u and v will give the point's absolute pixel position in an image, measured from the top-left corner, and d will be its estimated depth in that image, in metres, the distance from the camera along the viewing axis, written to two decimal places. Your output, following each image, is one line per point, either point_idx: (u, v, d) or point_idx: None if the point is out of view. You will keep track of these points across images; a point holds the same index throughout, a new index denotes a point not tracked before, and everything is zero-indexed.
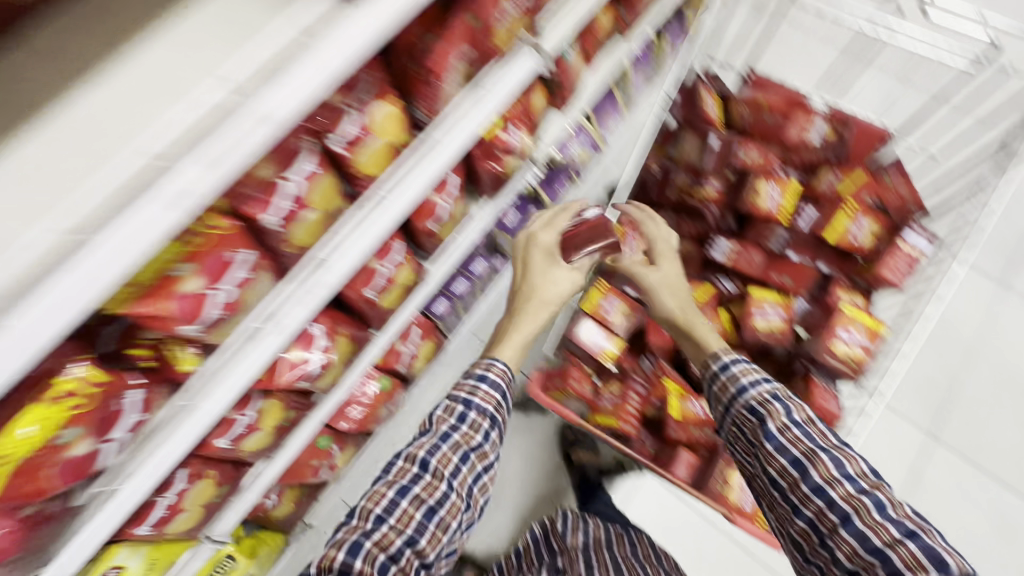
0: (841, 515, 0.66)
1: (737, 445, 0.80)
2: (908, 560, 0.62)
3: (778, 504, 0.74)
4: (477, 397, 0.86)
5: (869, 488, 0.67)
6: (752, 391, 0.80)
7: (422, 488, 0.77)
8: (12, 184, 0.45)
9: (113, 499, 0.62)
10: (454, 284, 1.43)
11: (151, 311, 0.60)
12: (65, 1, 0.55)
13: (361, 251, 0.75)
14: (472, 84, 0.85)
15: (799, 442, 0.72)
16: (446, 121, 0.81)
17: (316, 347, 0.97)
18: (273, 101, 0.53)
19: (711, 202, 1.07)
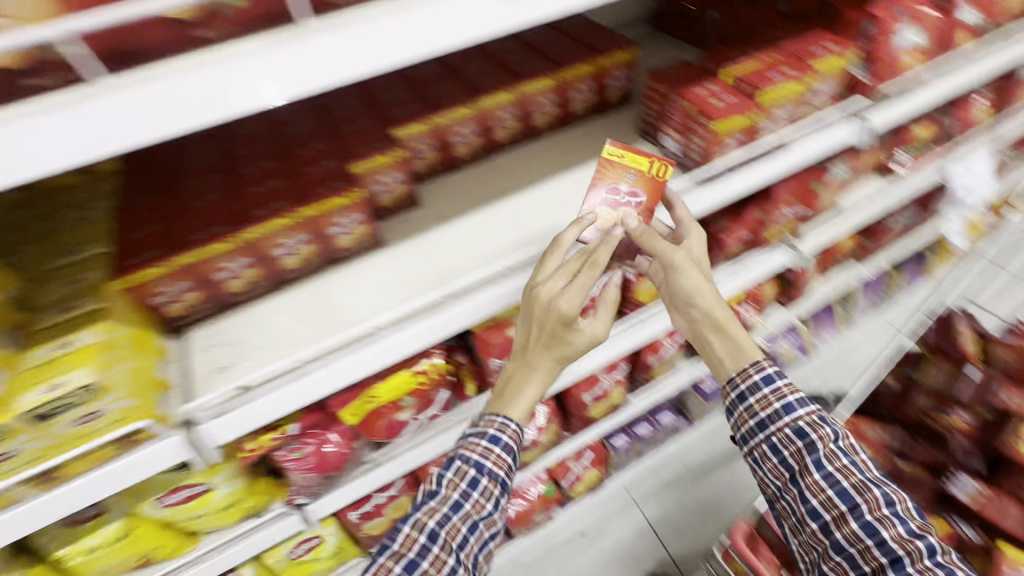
0: (891, 556, 0.62)
1: (770, 466, 0.73)
2: None
3: (812, 534, 0.69)
4: (490, 461, 0.70)
5: (918, 531, 0.62)
6: (800, 412, 0.72)
7: (431, 563, 0.64)
8: (475, 242, 0.78)
9: (376, 469, 0.83)
10: (637, 425, 1.51)
11: (487, 338, 0.84)
12: (518, 150, 0.92)
13: (607, 356, 0.99)
14: (734, 260, 1.06)
15: (849, 472, 0.67)
16: None
17: (533, 424, 1.11)
18: None
19: (958, 431, 1.05)
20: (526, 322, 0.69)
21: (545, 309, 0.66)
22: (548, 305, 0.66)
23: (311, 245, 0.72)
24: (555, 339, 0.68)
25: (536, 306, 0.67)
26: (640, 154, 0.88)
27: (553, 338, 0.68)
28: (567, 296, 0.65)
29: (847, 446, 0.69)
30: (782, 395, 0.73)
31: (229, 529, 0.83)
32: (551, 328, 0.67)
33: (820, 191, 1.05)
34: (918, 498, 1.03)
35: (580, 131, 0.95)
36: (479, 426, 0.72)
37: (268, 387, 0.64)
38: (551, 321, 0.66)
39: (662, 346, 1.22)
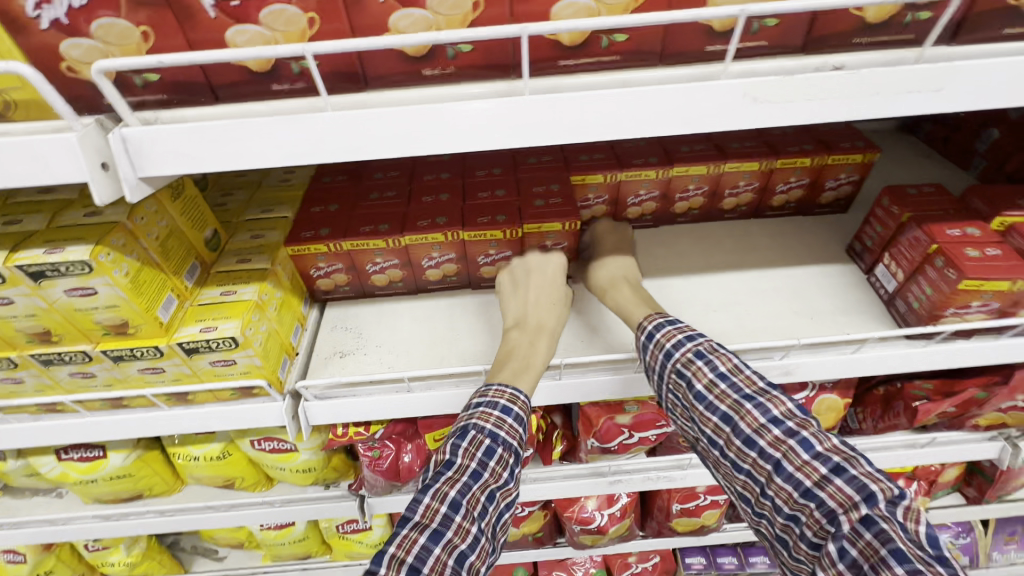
0: (772, 462, 0.48)
1: (668, 408, 0.59)
2: (841, 499, 0.44)
3: (714, 470, 0.55)
4: (503, 430, 0.57)
5: (796, 430, 0.49)
6: (678, 354, 0.57)
7: (457, 531, 0.49)
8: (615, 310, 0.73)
9: None
10: (723, 554, 1.29)
11: (592, 414, 0.78)
12: (691, 226, 0.84)
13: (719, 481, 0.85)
14: (920, 431, 0.84)
15: (725, 394, 0.53)
16: (866, 444, 0.84)
17: (607, 510, 1.01)
18: (801, 365, 0.66)
19: None
20: (508, 288, 0.70)
21: (536, 267, 0.69)
22: (543, 256, 0.70)
23: (455, 265, 0.73)
24: (554, 294, 0.68)
25: (520, 268, 0.70)
26: (837, 277, 0.75)
27: (547, 292, 0.68)
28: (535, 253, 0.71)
29: (728, 367, 0.55)
30: (663, 346, 0.59)
31: (299, 489, 0.88)
32: (549, 281, 0.69)
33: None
34: None
35: (771, 226, 0.83)
36: (485, 397, 0.59)
37: (372, 389, 0.65)
38: (546, 276, 0.69)
39: None
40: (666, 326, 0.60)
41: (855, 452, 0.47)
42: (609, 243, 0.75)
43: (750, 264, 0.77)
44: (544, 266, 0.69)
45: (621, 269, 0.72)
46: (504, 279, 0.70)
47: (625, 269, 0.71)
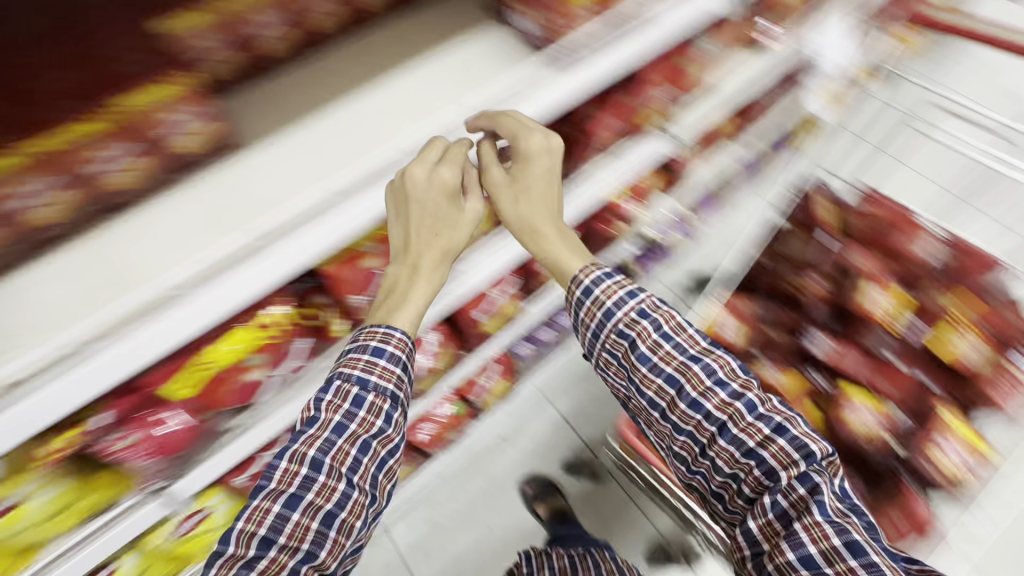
0: (718, 423, 0.64)
1: (608, 367, 0.73)
2: (779, 456, 0.61)
3: (657, 426, 0.70)
4: (373, 375, 0.66)
5: (739, 392, 0.65)
6: (618, 314, 0.70)
7: (316, 493, 0.60)
8: (297, 151, 0.64)
9: (249, 433, 0.76)
10: (539, 331, 1.50)
11: (341, 275, 0.76)
12: (344, 38, 0.74)
13: (490, 271, 0.91)
14: (610, 151, 1.02)
15: (670, 355, 0.67)
16: (578, 180, 0.98)
17: (424, 351, 1.08)
18: (487, 132, 0.67)
19: (814, 295, 1.08)
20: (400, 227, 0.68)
21: (415, 194, 0.64)
22: (427, 171, 0.64)
23: (68, 190, 0.55)
24: (441, 224, 0.71)
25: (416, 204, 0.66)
26: (490, 40, 0.76)
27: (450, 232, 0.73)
28: (443, 167, 0.65)
29: (667, 329, 0.69)
30: (601, 303, 0.71)
31: (66, 540, 0.68)
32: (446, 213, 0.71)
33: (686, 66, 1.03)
34: (772, 359, 1.09)
35: (426, 11, 0.78)
36: (360, 340, 0.68)
37: (47, 378, 0.50)
38: (425, 205, 0.66)
39: None
40: (600, 284, 0.71)
41: (790, 412, 0.65)
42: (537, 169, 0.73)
43: (414, 55, 0.73)
44: (432, 188, 0.64)
45: (545, 208, 0.76)
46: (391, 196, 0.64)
47: (547, 214, 0.76)
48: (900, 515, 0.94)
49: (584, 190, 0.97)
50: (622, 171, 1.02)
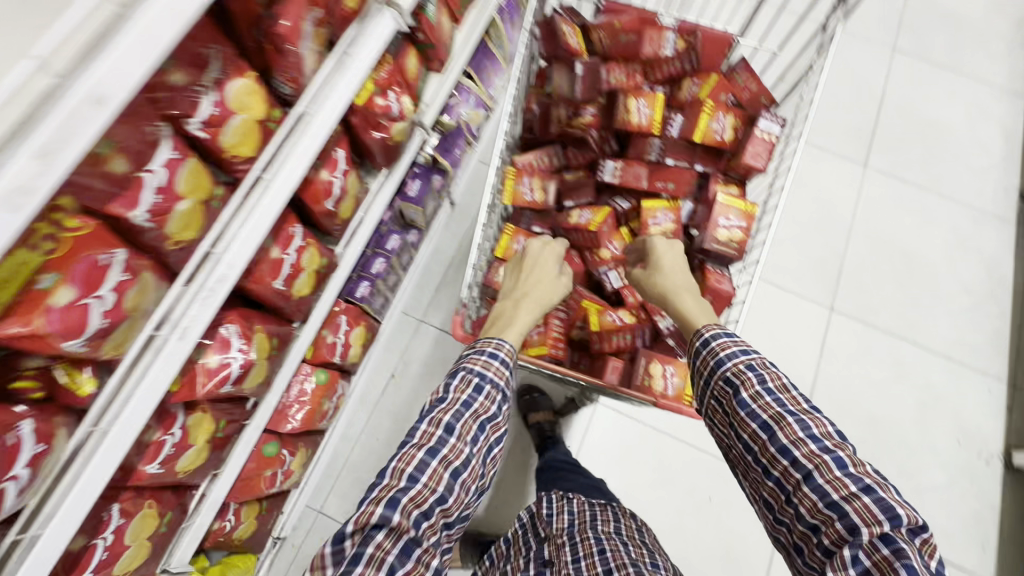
0: (806, 472, 0.72)
1: (715, 409, 0.84)
2: (861, 511, 0.68)
3: (751, 468, 0.79)
4: (489, 372, 0.93)
5: (831, 448, 0.73)
6: (729, 364, 0.82)
7: (449, 449, 0.85)
8: None
9: (34, 546, 0.65)
10: (371, 265, 1.44)
11: (22, 331, 0.58)
12: None
13: (254, 245, 0.78)
14: (336, 50, 0.88)
15: (770, 406, 0.77)
16: (316, 93, 0.85)
17: (233, 349, 0.92)
18: (101, 79, 0.49)
19: (591, 128, 1.09)
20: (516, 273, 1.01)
21: (537, 249, 1.06)
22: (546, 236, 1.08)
23: None
24: (549, 279, 1.02)
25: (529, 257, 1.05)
26: None
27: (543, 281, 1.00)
28: (550, 242, 1.08)
29: (774, 387, 0.79)
30: (715, 354, 0.84)
31: None
32: (546, 271, 1.02)
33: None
34: (578, 201, 1.13)
35: None
36: (477, 346, 0.96)
37: None
38: (546, 258, 1.05)
39: (327, 183, 1.06)
40: (717, 340, 0.85)
41: (879, 475, 0.71)
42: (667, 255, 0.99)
43: None
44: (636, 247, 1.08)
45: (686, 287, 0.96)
46: (533, 257, 1.04)
47: (691, 288, 0.94)
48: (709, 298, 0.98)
49: (331, 103, 0.84)
50: (357, 72, 0.88)
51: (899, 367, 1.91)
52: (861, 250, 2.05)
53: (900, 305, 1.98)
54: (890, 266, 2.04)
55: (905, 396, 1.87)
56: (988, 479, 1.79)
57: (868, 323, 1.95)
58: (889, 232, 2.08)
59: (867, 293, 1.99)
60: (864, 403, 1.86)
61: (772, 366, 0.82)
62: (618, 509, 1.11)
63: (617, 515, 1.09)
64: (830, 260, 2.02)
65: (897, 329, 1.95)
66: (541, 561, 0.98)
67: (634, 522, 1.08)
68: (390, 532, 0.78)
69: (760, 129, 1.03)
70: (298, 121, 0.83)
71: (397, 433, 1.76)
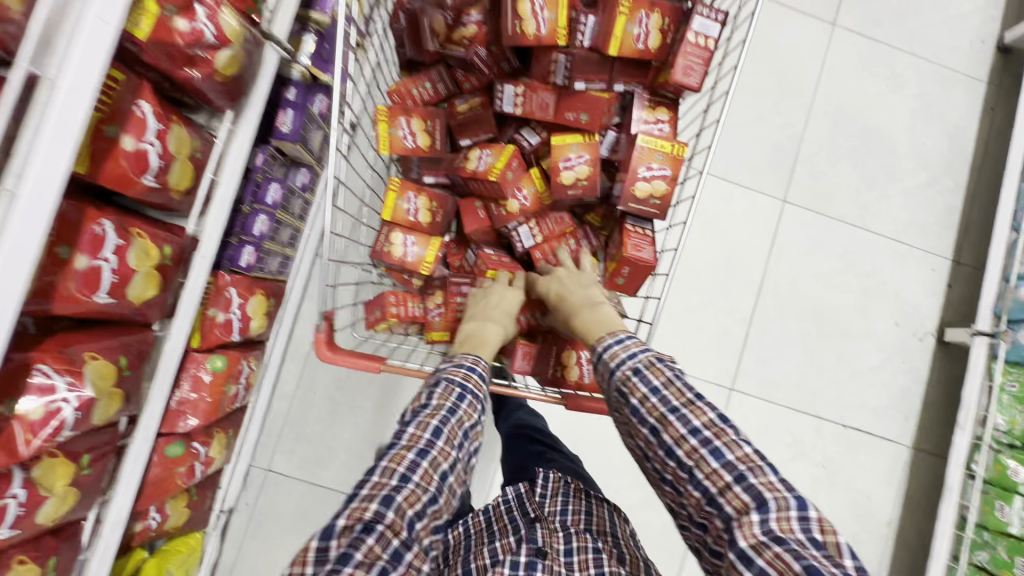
0: (687, 471, 0.64)
1: (616, 418, 0.74)
2: (738, 507, 0.60)
3: (651, 473, 0.71)
4: (471, 382, 0.79)
5: (709, 439, 0.64)
6: (619, 370, 0.72)
7: (440, 452, 0.72)
8: None
9: None
10: (252, 225, 1.20)
11: None
12: None
13: (21, 282, 0.63)
14: None
15: (654, 408, 0.67)
16: (55, 48, 0.60)
17: (60, 391, 0.76)
18: None
19: (476, 43, 0.82)
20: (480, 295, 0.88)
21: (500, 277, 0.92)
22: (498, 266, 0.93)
23: None
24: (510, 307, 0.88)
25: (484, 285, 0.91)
26: None
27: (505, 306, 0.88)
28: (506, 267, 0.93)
29: (661, 384, 0.68)
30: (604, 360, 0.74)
31: None
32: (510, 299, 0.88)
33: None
34: (476, 139, 0.90)
35: None
36: (453, 360, 0.81)
37: None
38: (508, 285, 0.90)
39: (144, 155, 0.81)
40: (607, 347, 0.74)
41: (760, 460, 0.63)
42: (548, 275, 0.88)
43: None
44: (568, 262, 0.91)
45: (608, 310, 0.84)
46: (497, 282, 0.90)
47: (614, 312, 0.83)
48: (626, 271, 0.84)
49: (81, 63, 0.62)
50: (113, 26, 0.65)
51: (848, 254, 1.85)
52: (821, 130, 1.85)
53: (855, 189, 1.86)
54: (851, 144, 1.87)
55: (852, 284, 1.85)
56: (920, 355, 1.85)
57: (820, 211, 1.84)
58: (853, 104, 1.87)
59: (822, 178, 1.85)
60: (810, 296, 1.83)
61: (664, 357, 0.71)
62: (612, 507, 0.97)
63: (611, 511, 0.96)
64: (787, 144, 1.83)
65: (850, 216, 1.86)
66: (534, 549, 0.83)
67: (626, 526, 0.96)
68: (380, 537, 0.65)
69: (693, 31, 0.78)
70: (38, 91, 0.60)
71: (335, 384, 1.67)
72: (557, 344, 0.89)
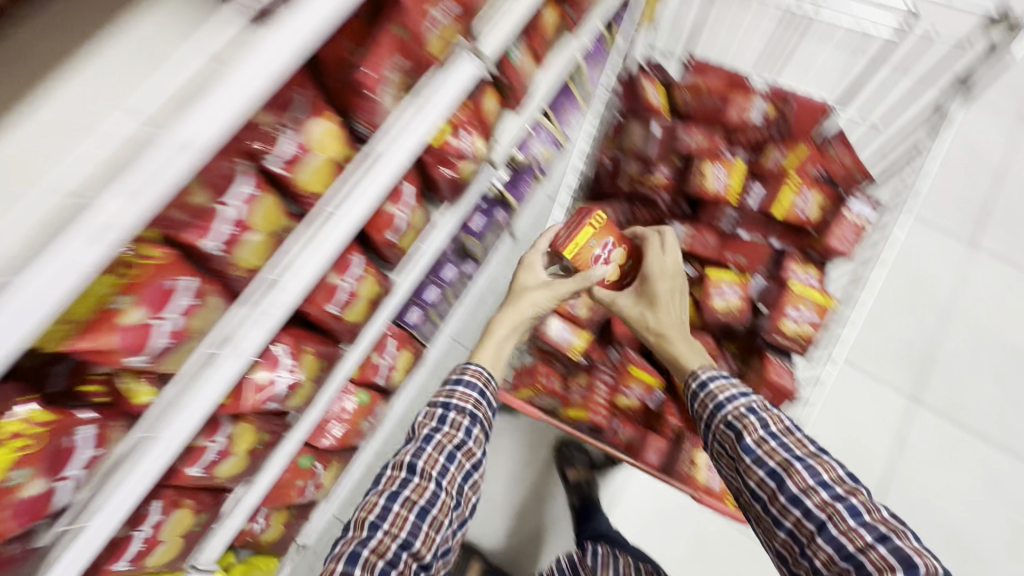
0: (819, 520, 0.67)
1: (721, 456, 0.80)
2: (877, 563, 0.62)
3: (763, 518, 0.74)
4: (454, 400, 0.89)
5: (841, 493, 0.67)
6: (730, 408, 0.79)
7: (411, 490, 0.81)
8: None
9: (79, 538, 0.63)
10: (425, 292, 1.47)
11: (94, 346, 0.61)
12: None
13: (313, 276, 0.77)
14: (415, 94, 0.88)
15: (774, 451, 0.73)
16: (389, 133, 0.84)
17: (282, 367, 0.98)
18: (191, 127, 0.53)
19: (661, 189, 1.05)
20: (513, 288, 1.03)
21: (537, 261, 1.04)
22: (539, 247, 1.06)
23: None
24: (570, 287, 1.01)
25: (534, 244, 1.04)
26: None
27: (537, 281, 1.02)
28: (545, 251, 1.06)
29: (779, 432, 0.75)
30: (715, 398, 0.82)
31: None
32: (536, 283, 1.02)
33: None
34: None
35: None
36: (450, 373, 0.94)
37: None
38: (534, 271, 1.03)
39: (392, 216, 1.11)
40: (714, 381, 0.83)
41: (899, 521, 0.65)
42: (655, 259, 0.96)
43: (72, 48, 0.54)
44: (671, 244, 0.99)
45: (671, 318, 0.94)
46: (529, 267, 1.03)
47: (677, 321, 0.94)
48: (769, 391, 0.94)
49: (402, 141, 0.84)
50: (432, 117, 0.87)
51: (991, 478, 1.67)
52: (960, 341, 1.83)
53: (999, 409, 1.75)
54: (995, 362, 1.80)
55: (997, 515, 1.63)
56: None
57: (957, 421, 1.74)
58: (997, 323, 1.85)
59: (960, 387, 1.77)
60: (943, 514, 1.64)
61: (773, 407, 0.79)
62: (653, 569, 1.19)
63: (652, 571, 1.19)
64: (921, 345, 1.82)
65: (994, 436, 1.72)
66: None
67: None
68: None
69: (851, 210, 0.96)
70: (366, 160, 0.83)
71: None
72: (687, 443, 0.98)
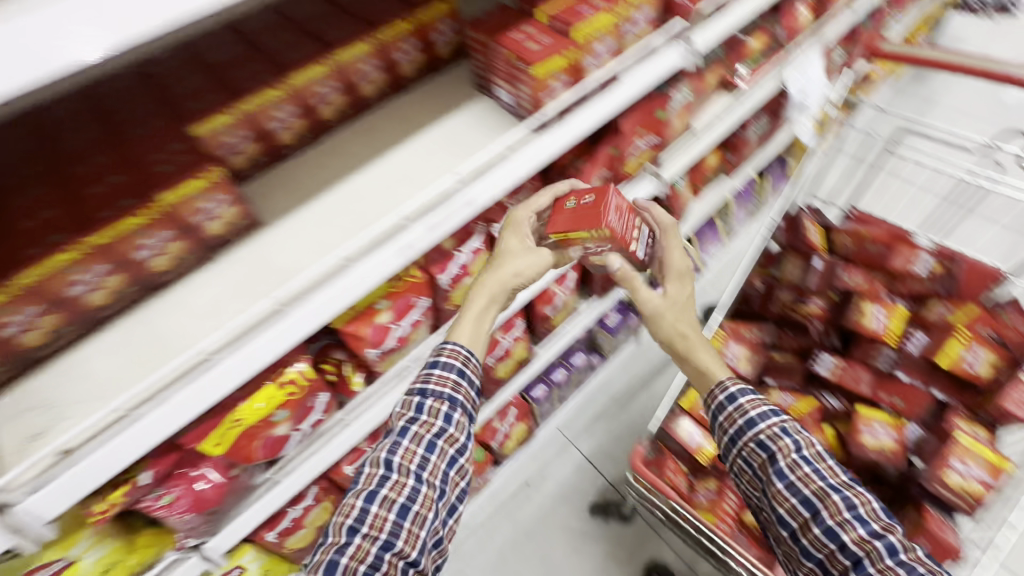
0: (854, 554, 0.65)
1: (747, 474, 0.76)
2: None
3: (788, 542, 0.72)
4: (430, 384, 0.77)
5: (879, 531, 0.64)
6: (762, 425, 0.74)
7: (391, 488, 0.72)
8: (313, 232, 0.73)
9: (276, 486, 0.80)
10: (553, 372, 1.55)
11: (356, 331, 0.80)
12: (354, 124, 0.86)
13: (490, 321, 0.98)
14: None
15: (809, 477, 0.69)
16: None
17: None
18: (479, 191, 0.74)
19: (815, 317, 1.11)
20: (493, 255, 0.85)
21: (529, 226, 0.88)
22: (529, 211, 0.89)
23: (163, 256, 0.65)
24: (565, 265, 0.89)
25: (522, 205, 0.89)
26: (479, 110, 0.86)
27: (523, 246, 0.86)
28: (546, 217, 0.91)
29: (813, 455, 0.71)
30: (744, 411, 0.75)
31: None
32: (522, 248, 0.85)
33: (687, 25, 0.89)
34: (781, 382, 1.12)
35: (413, 93, 0.90)
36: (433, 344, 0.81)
37: (98, 443, 0.56)
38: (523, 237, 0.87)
39: (554, 294, 1.26)
40: (745, 395, 0.76)
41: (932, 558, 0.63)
42: (676, 255, 0.92)
43: (414, 132, 0.84)
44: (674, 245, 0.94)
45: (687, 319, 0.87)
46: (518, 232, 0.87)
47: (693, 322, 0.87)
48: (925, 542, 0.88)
49: None
50: None
51: None
52: None
53: None
54: None
55: None
56: None
57: None
58: None
59: None
60: None
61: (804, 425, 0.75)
62: None
63: None
64: None
65: None
66: None
67: None
68: None
69: None
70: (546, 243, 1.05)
71: None
72: None
